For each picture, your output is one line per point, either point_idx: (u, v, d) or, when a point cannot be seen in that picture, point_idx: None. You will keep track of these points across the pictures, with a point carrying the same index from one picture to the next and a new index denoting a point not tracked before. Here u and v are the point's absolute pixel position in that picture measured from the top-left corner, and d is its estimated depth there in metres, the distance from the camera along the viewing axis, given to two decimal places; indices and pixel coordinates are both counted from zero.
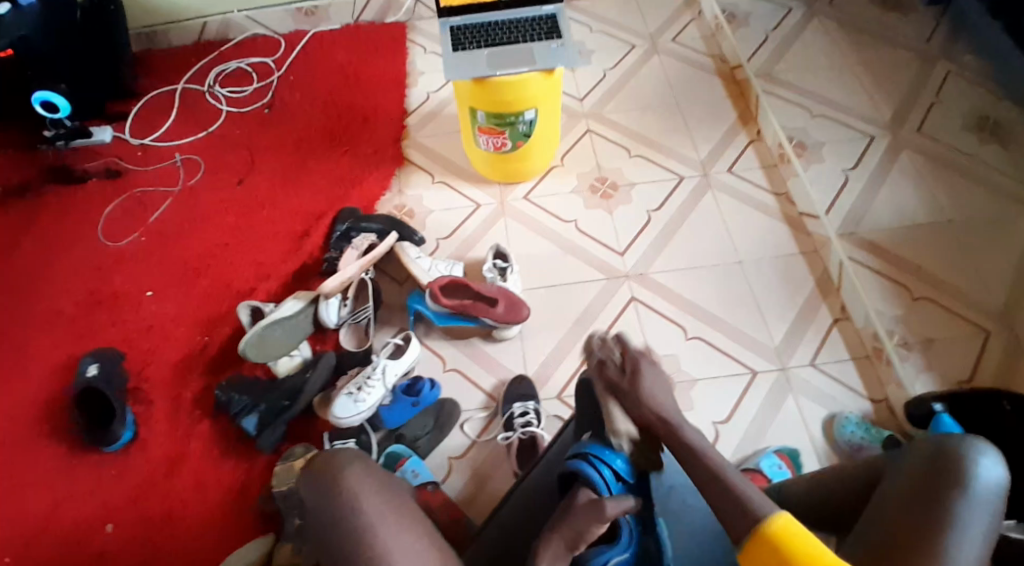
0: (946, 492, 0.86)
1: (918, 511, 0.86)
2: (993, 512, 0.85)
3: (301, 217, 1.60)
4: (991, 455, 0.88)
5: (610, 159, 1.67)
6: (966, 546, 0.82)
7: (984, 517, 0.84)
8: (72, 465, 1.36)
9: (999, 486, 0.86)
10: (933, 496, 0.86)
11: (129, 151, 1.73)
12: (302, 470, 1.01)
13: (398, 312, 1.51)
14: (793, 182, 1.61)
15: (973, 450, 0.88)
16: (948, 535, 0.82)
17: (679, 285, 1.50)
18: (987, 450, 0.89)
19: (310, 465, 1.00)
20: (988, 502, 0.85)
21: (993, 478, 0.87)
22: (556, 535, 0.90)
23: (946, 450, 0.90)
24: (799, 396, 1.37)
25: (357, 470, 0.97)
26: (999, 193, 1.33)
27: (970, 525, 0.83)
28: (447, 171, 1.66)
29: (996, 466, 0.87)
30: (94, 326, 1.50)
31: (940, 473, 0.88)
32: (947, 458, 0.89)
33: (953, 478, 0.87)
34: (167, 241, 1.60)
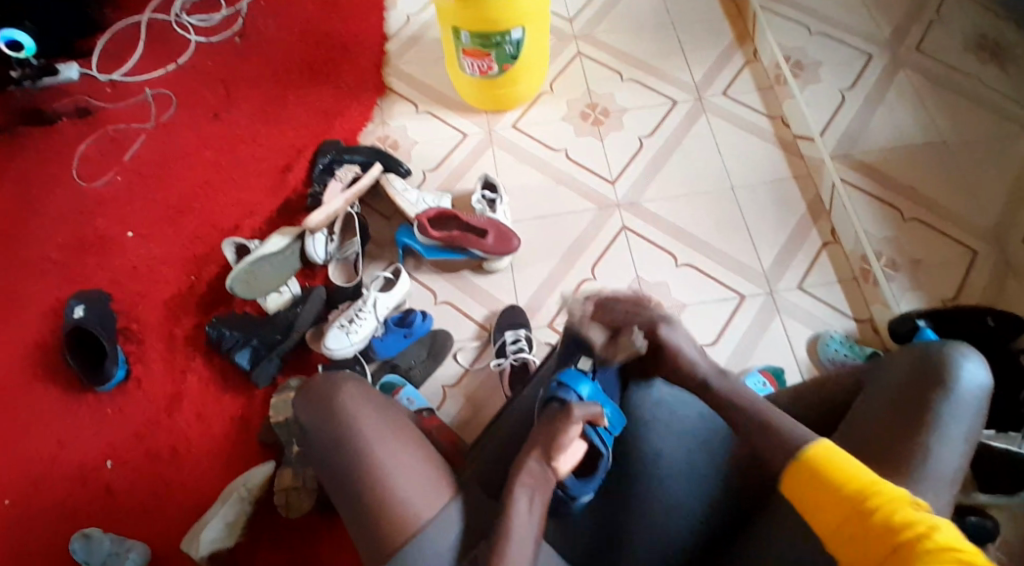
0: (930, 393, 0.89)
1: (903, 413, 0.89)
2: (975, 415, 0.88)
3: (283, 151, 1.57)
4: (975, 359, 0.90)
5: (600, 84, 1.62)
6: (947, 454, 0.85)
7: (966, 419, 0.87)
8: (71, 405, 1.38)
9: (982, 389, 0.89)
10: (919, 397, 0.89)
11: (97, 88, 1.67)
12: (296, 395, 1.02)
13: (387, 246, 1.49)
14: (789, 104, 1.56)
15: (959, 354, 0.90)
16: (933, 436, 0.86)
17: (669, 212, 1.48)
18: (972, 355, 0.91)
19: (305, 388, 1.01)
20: (971, 406, 0.88)
21: (976, 383, 0.89)
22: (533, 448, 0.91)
23: (932, 354, 0.92)
24: (786, 317, 1.38)
25: (354, 388, 0.99)
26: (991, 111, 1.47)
27: (954, 428, 0.87)
28: (432, 101, 1.61)
29: (979, 371, 0.90)
30: (79, 268, 1.49)
31: (925, 375, 0.90)
32: (934, 361, 0.91)
33: (939, 379, 0.89)
34: (147, 180, 1.56)
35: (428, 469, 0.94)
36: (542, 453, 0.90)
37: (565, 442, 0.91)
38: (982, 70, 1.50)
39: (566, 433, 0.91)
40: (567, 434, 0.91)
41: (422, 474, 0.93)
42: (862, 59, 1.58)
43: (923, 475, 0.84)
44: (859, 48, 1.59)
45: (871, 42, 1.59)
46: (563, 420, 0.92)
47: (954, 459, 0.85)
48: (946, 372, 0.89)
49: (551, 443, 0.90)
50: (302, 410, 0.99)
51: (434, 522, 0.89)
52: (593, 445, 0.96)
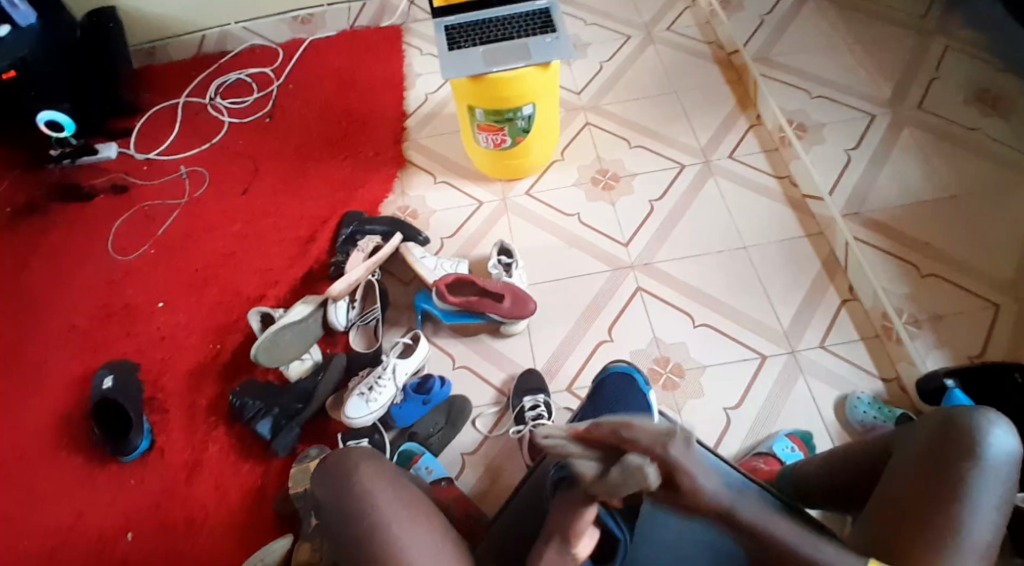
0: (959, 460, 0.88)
1: (932, 478, 0.87)
2: (1006, 483, 0.87)
3: (306, 224, 1.63)
4: (1003, 425, 0.89)
5: (609, 151, 1.67)
6: (979, 520, 0.84)
7: (996, 487, 0.86)
8: (93, 476, 1.40)
9: (1010, 456, 0.88)
10: (946, 464, 0.88)
11: (134, 166, 1.76)
12: (314, 474, 1.02)
13: (406, 313, 1.52)
14: (796, 164, 1.62)
15: (985, 420, 0.90)
16: (963, 507, 0.84)
17: (684, 273, 1.49)
18: (999, 420, 0.91)
19: (320, 469, 1.01)
20: (1001, 472, 0.87)
21: (1005, 449, 0.88)
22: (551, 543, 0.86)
23: (959, 418, 0.91)
24: (810, 377, 1.37)
25: (369, 467, 0.99)
26: (999, 161, 1.35)
27: (984, 496, 0.85)
28: (449, 171, 1.68)
29: (1008, 437, 0.89)
30: (109, 340, 1.53)
31: (951, 441, 0.89)
32: (961, 427, 0.90)
33: (965, 446, 0.88)
34: (177, 253, 1.63)
35: (447, 548, 0.92)
36: (557, 541, 0.85)
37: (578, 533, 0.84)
38: (987, 123, 1.37)
39: (578, 522, 0.83)
40: (579, 522, 0.83)
41: (440, 555, 0.91)
42: (864, 120, 1.59)
43: (954, 546, 0.83)
44: (860, 108, 1.60)
45: (871, 102, 1.63)
46: (574, 507, 0.83)
47: (986, 527, 0.84)
48: (972, 438, 0.88)
49: (563, 530, 0.85)
50: (318, 488, 1.00)
51: None
52: (610, 530, 0.89)
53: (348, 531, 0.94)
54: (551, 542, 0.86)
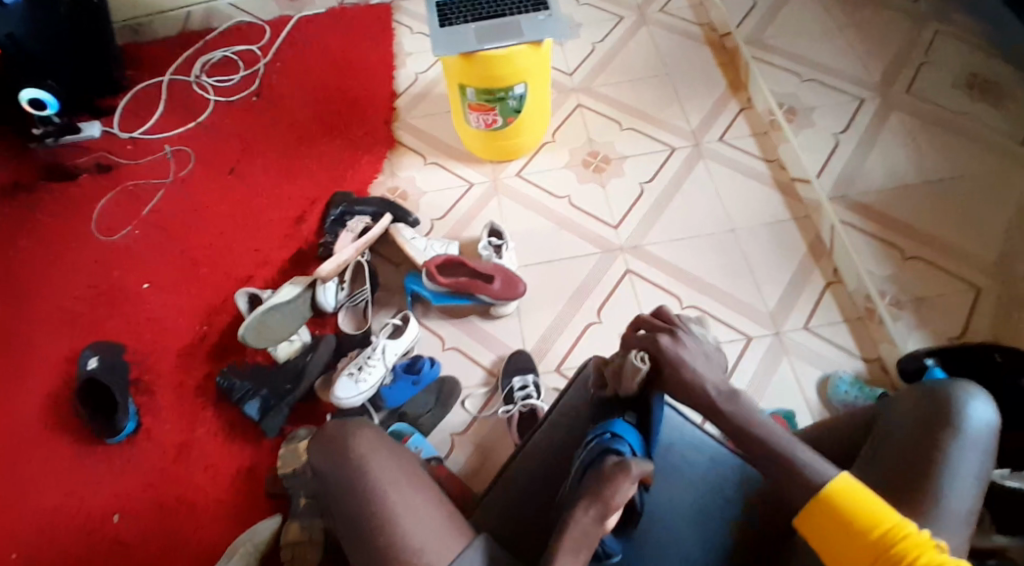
0: (939, 432, 0.89)
1: (914, 453, 0.89)
2: (985, 454, 0.88)
3: (295, 204, 1.62)
4: (982, 398, 0.91)
5: (601, 133, 1.67)
6: (960, 491, 0.85)
7: (976, 458, 0.87)
8: (80, 456, 1.39)
9: (990, 427, 0.89)
10: (928, 439, 0.89)
11: (118, 145, 1.74)
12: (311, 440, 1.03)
13: (396, 294, 1.52)
14: (784, 148, 1.61)
15: (964, 392, 0.91)
16: (943, 481, 0.86)
17: (674, 256, 1.50)
18: (977, 393, 0.92)
19: (320, 431, 1.03)
20: (981, 442, 0.88)
21: (984, 421, 0.90)
22: (583, 507, 0.83)
23: (939, 393, 0.92)
24: (796, 359, 1.38)
25: (368, 436, 1.00)
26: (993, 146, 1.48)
27: (964, 467, 0.87)
28: (439, 152, 1.67)
29: (987, 409, 0.90)
30: (95, 320, 1.52)
31: (933, 417, 0.91)
32: (942, 403, 0.91)
33: (945, 420, 0.90)
34: (163, 232, 1.61)
35: (439, 523, 0.93)
36: (594, 507, 0.83)
37: (617, 503, 0.83)
38: (975, 107, 1.53)
39: (618, 493, 0.83)
40: (620, 491, 0.83)
41: (433, 528, 0.92)
42: (854, 103, 1.62)
43: (937, 519, 0.84)
44: (851, 92, 1.64)
45: (861, 86, 1.64)
46: (620, 476, 0.83)
47: (968, 498, 0.85)
48: (952, 413, 0.89)
49: (599, 494, 0.83)
50: (316, 461, 1.00)
51: None
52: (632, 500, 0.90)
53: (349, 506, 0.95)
54: (586, 506, 0.83)
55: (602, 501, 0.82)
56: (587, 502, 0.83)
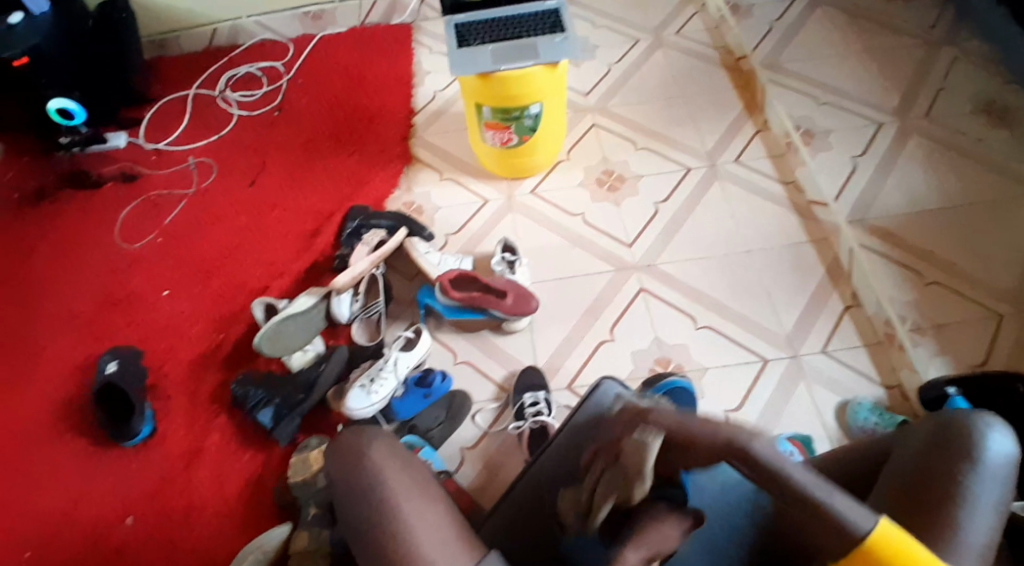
0: (956, 463, 0.88)
1: (932, 483, 0.87)
2: (1005, 488, 0.87)
3: (312, 218, 1.64)
4: (1002, 430, 0.90)
5: (616, 152, 1.68)
6: (978, 518, 0.84)
7: (994, 491, 0.86)
8: (94, 461, 1.41)
9: (1009, 458, 0.88)
10: (947, 467, 0.88)
11: (142, 157, 1.78)
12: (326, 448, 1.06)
13: (409, 308, 1.53)
14: (801, 171, 1.61)
15: (983, 423, 0.90)
16: (963, 510, 0.84)
17: (688, 275, 1.50)
18: (999, 425, 0.91)
19: (333, 441, 1.04)
20: (999, 475, 0.87)
21: (1005, 453, 0.89)
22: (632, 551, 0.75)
23: (955, 424, 0.91)
24: (810, 382, 1.38)
25: (380, 447, 1.01)
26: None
27: (982, 499, 0.85)
28: (454, 168, 1.68)
29: (1007, 441, 0.89)
30: (113, 327, 1.54)
31: (952, 446, 0.89)
32: (962, 433, 0.90)
33: (965, 449, 0.88)
34: (182, 243, 1.64)
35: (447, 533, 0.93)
36: (645, 550, 0.76)
37: (665, 551, 0.77)
38: (992, 133, 1.54)
39: (666, 541, 0.77)
40: (665, 537, 0.77)
41: (441, 539, 0.92)
42: (871, 127, 1.62)
43: (953, 547, 0.82)
44: (867, 116, 1.64)
45: (878, 110, 1.64)
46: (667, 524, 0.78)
47: (985, 530, 0.84)
48: (974, 442, 0.88)
49: (651, 538, 0.76)
50: (329, 466, 1.02)
51: None
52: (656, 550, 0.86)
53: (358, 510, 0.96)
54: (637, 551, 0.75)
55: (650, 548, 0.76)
56: (637, 544, 0.76)
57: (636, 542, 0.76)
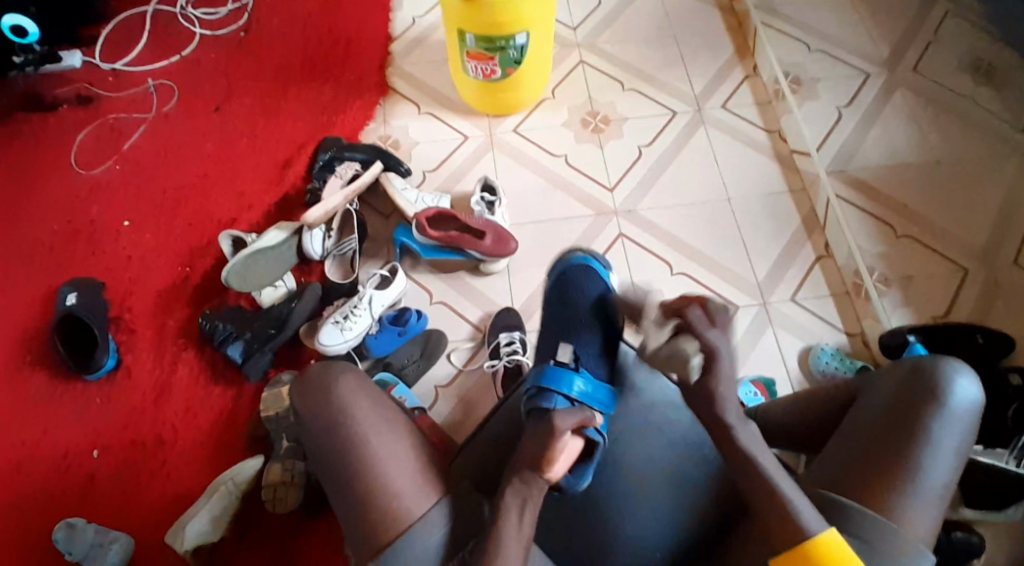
0: (921, 407, 0.91)
1: (897, 424, 0.90)
2: (965, 430, 0.90)
3: (281, 148, 1.57)
4: (968, 375, 0.92)
5: (602, 92, 1.63)
6: (938, 461, 0.88)
7: (956, 434, 0.90)
8: (60, 392, 1.38)
9: (973, 404, 0.91)
10: (911, 413, 0.91)
11: (100, 78, 1.67)
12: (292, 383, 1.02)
13: (384, 245, 1.50)
14: (786, 119, 1.58)
15: (952, 369, 0.92)
16: (925, 452, 0.88)
17: (667, 221, 1.49)
18: (964, 369, 0.93)
19: (302, 378, 1.02)
20: (962, 419, 0.90)
21: (970, 397, 0.91)
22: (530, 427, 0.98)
23: (924, 369, 0.94)
24: (779, 328, 1.40)
25: (349, 379, 1.00)
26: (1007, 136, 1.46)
27: (943, 441, 0.89)
28: (434, 102, 1.62)
29: (972, 386, 0.92)
30: (73, 256, 1.48)
31: (918, 389, 0.92)
32: (927, 378, 0.92)
33: (929, 393, 0.91)
34: (144, 171, 1.56)
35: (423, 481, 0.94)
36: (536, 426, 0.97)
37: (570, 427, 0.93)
38: (976, 91, 1.50)
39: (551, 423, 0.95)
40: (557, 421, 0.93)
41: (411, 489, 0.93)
42: (859, 79, 1.60)
43: (910, 491, 0.87)
44: (857, 66, 1.61)
45: (869, 61, 1.61)
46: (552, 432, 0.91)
47: (942, 473, 0.88)
48: (939, 387, 0.91)
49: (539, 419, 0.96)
50: (296, 400, 1.00)
51: (419, 525, 0.89)
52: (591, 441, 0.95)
53: (326, 455, 0.96)
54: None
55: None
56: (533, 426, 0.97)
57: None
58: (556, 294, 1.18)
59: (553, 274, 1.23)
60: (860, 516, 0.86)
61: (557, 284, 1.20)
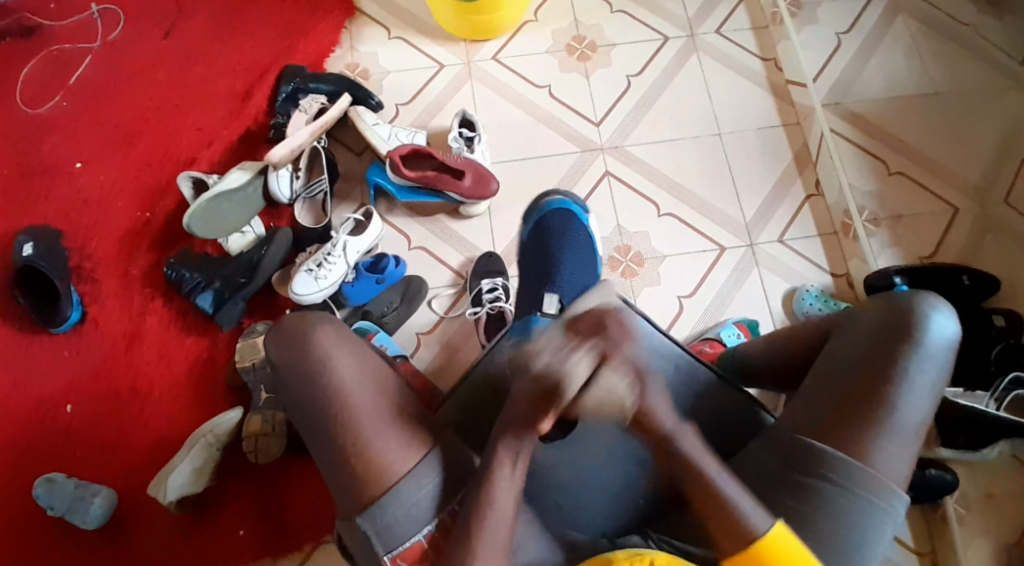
0: (896, 344, 0.87)
1: (872, 363, 0.86)
2: (941, 367, 0.87)
3: (239, 78, 1.44)
4: (945, 311, 0.88)
5: (588, 13, 1.51)
6: (913, 400, 0.84)
7: (931, 370, 0.86)
8: (26, 347, 1.33)
9: (950, 340, 0.87)
10: (885, 350, 0.87)
11: (39, 3, 1.50)
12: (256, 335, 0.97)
13: (358, 186, 1.42)
14: (784, 46, 1.48)
15: (927, 305, 0.88)
16: (899, 391, 0.84)
17: (655, 158, 1.42)
18: (942, 305, 0.89)
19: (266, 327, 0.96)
20: (938, 355, 0.86)
21: (946, 333, 0.87)
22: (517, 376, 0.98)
23: (900, 304, 0.89)
24: (764, 269, 1.38)
25: (326, 333, 0.93)
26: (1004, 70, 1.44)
27: (919, 379, 0.85)
28: (406, 25, 1.49)
29: (950, 322, 0.88)
30: (24, 199, 1.38)
31: (894, 327, 0.88)
32: (902, 313, 0.88)
33: (906, 332, 0.87)
34: (92, 106, 1.43)
35: None
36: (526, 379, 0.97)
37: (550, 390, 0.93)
38: (981, 20, 1.48)
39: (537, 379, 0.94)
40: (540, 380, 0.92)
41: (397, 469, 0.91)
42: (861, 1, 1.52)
43: (886, 432, 0.83)
44: None
45: None
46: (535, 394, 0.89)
47: (918, 412, 0.85)
48: (916, 325, 0.86)
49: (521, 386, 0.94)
50: (271, 348, 0.93)
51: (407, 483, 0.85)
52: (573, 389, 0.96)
53: (308, 419, 0.89)
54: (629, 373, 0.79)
55: (644, 412, 0.80)
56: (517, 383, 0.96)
57: (613, 362, 0.79)
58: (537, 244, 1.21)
59: (532, 225, 1.26)
60: (832, 461, 0.83)
61: (535, 232, 1.23)
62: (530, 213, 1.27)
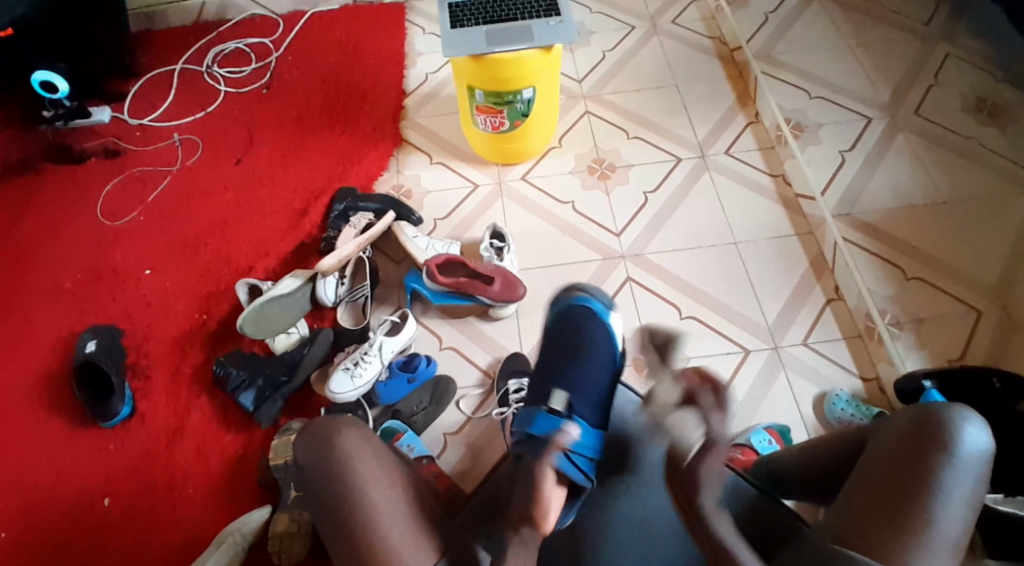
0: (929, 456, 0.87)
1: (905, 475, 0.86)
2: (976, 479, 0.86)
3: (298, 197, 1.62)
4: (976, 423, 0.88)
5: (608, 140, 1.68)
6: (949, 513, 0.83)
7: (966, 482, 0.85)
8: (73, 436, 1.40)
9: (983, 454, 0.87)
10: (918, 461, 0.86)
11: (127, 131, 1.75)
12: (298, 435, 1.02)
13: (395, 291, 1.53)
14: (790, 163, 1.61)
15: (958, 417, 0.88)
16: (934, 504, 0.83)
17: (674, 265, 1.50)
18: (973, 418, 0.89)
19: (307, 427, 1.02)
20: (972, 469, 0.86)
21: (979, 447, 0.87)
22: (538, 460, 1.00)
23: (930, 416, 0.90)
24: (792, 373, 1.39)
25: (350, 433, 0.99)
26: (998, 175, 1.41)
27: (954, 492, 0.84)
28: (446, 152, 1.68)
29: (981, 434, 0.87)
30: (96, 301, 1.53)
31: (923, 438, 0.88)
32: (931, 424, 0.88)
33: (936, 444, 0.87)
34: (166, 220, 1.62)
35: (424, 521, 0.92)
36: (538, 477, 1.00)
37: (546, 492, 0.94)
38: (982, 132, 1.44)
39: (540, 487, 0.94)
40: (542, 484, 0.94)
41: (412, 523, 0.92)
42: (860, 122, 1.63)
43: (921, 545, 0.82)
44: (858, 110, 1.64)
45: (870, 105, 1.63)
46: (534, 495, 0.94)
47: (957, 523, 0.83)
48: (945, 435, 0.87)
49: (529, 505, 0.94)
50: (301, 452, 0.99)
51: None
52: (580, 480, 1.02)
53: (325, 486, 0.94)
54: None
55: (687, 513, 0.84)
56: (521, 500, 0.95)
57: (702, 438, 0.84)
58: (558, 337, 1.18)
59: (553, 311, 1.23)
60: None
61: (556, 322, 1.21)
62: (557, 302, 1.24)
